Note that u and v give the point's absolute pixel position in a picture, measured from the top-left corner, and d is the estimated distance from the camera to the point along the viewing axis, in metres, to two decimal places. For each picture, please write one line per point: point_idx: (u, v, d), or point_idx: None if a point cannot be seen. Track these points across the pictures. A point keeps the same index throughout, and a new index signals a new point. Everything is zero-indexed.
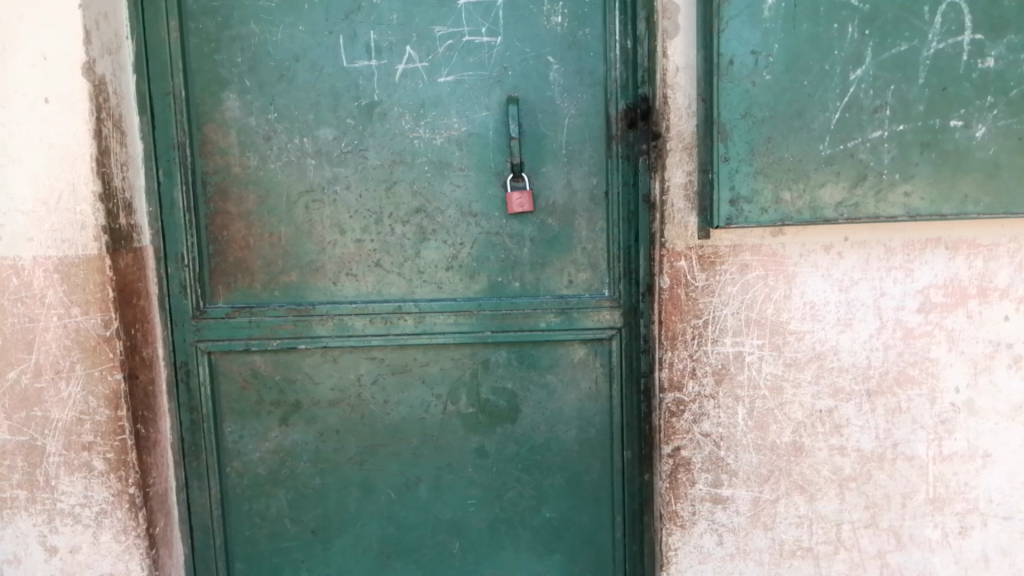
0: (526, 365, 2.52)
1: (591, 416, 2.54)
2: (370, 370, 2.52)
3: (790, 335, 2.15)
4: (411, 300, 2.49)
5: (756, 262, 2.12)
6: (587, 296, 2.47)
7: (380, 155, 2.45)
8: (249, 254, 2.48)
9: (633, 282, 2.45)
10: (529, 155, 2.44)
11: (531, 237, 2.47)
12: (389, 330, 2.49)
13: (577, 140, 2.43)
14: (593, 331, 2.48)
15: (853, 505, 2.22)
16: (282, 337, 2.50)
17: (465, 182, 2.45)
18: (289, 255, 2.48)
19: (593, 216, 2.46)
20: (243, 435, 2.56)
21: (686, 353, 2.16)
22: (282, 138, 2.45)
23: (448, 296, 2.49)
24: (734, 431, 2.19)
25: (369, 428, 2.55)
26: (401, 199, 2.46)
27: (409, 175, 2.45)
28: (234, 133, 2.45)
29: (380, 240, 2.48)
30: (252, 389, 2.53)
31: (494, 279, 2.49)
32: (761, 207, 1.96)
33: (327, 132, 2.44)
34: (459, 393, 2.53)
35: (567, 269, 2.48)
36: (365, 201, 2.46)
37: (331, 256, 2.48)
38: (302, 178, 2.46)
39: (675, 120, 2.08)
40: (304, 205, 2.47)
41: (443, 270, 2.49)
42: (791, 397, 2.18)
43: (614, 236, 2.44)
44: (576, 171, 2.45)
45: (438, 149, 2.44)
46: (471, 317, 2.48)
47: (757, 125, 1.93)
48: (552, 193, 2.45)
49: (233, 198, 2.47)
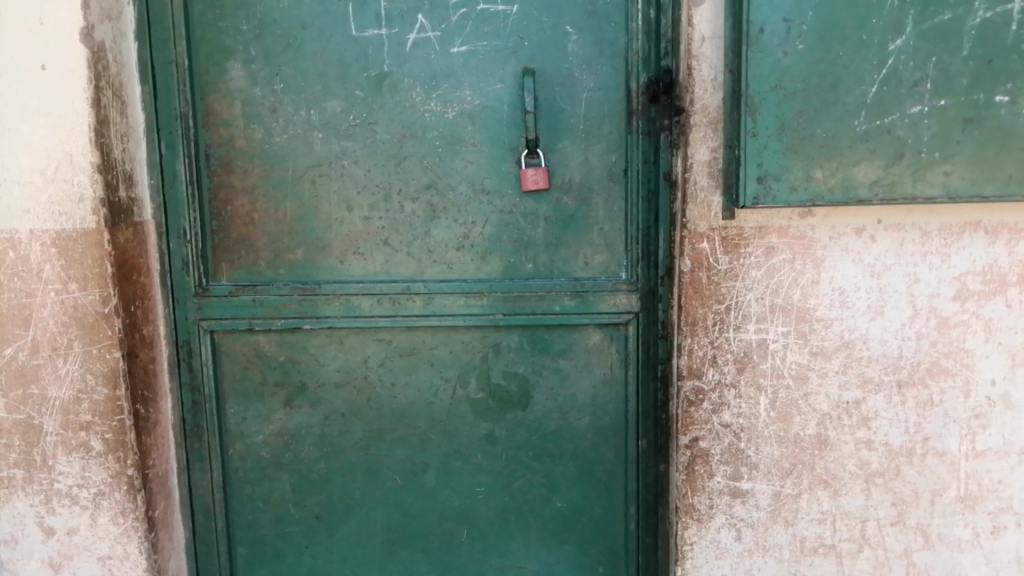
0: (538, 349, 2.42)
1: (605, 403, 2.44)
2: (377, 352, 2.44)
3: (816, 323, 2.04)
4: (420, 280, 2.39)
5: (783, 245, 2.01)
6: (604, 279, 2.37)
7: (389, 129, 2.35)
8: (253, 230, 2.40)
9: (651, 265, 2.34)
10: (546, 130, 2.33)
11: (546, 216, 2.37)
12: (397, 311, 2.40)
13: (595, 115, 2.32)
14: (609, 315, 2.38)
15: (879, 502, 2.12)
16: (286, 317, 2.41)
17: (478, 158, 2.35)
18: (294, 232, 2.39)
19: (611, 195, 2.35)
20: (246, 416, 2.48)
21: (706, 340, 2.06)
22: (289, 110, 2.35)
23: (459, 276, 2.40)
24: (756, 422, 2.09)
25: (376, 412, 2.46)
26: (411, 174, 2.36)
27: (419, 149, 2.35)
28: (238, 104, 2.35)
29: (389, 218, 2.38)
30: (256, 369, 2.45)
31: (507, 260, 2.39)
32: (790, 185, 1.84)
33: (335, 104, 2.35)
34: (468, 377, 2.44)
35: (583, 250, 2.38)
36: (374, 176, 2.37)
37: (338, 233, 2.39)
38: (308, 151, 2.36)
39: (700, 94, 1.97)
40: (310, 179, 2.37)
41: (454, 249, 2.39)
42: (817, 387, 2.07)
43: (633, 216, 2.34)
44: (594, 147, 2.34)
45: (450, 123, 2.34)
46: (482, 299, 2.39)
47: (788, 98, 1.81)
48: (569, 171, 2.35)
49: (237, 171, 2.38)
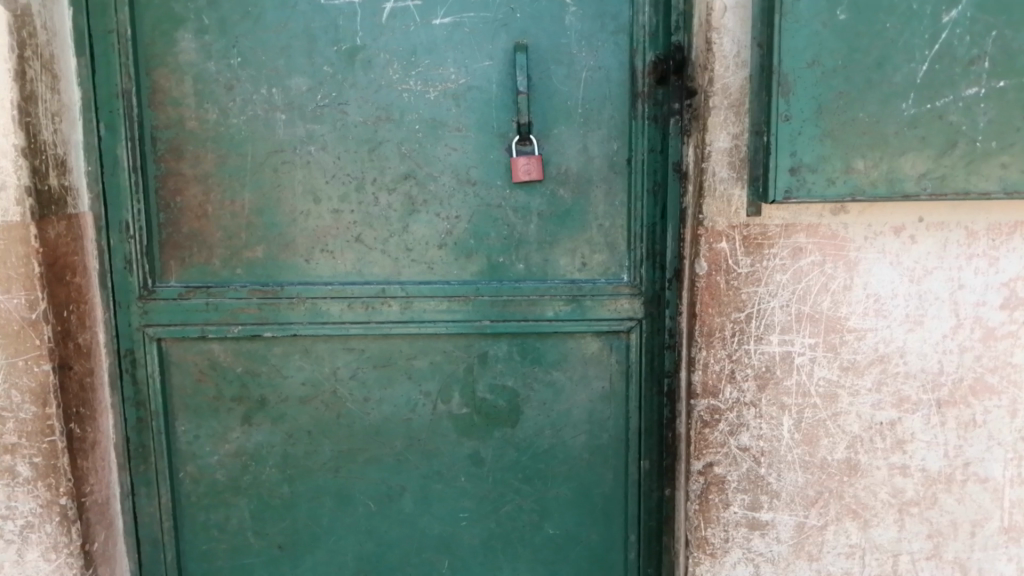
0: (530, 360, 2.16)
1: (604, 419, 2.19)
2: (348, 363, 2.16)
3: (848, 334, 1.80)
4: (396, 282, 2.12)
5: (812, 245, 1.77)
6: (603, 281, 2.11)
7: (362, 110, 2.07)
8: (206, 224, 2.11)
9: (657, 266, 2.09)
10: (540, 114, 2.07)
11: (539, 210, 2.11)
12: (370, 316, 2.13)
13: (596, 97, 2.06)
14: (609, 322, 2.13)
15: (914, 534, 1.89)
16: (244, 323, 2.13)
17: (463, 145, 2.08)
18: (254, 227, 2.11)
19: (612, 188, 2.10)
20: (199, 435, 2.19)
21: (723, 353, 1.81)
22: (247, 88, 2.07)
23: (441, 278, 2.13)
24: (778, 445, 1.85)
25: (346, 430, 2.19)
26: (387, 162, 2.09)
27: (396, 134, 2.08)
28: (189, 81, 2.06)
29: (362, 212, 2.11)
30: (209, 382, 2.17)
31: (494, 259, 2.12)
32: (828, 177, 1.60)
33: (300, 81, 2.06)
34: (451, 391, 2.18)
35: (580, 249, 2.12)
36: (344, 164, 2.09)
37: (303, 229, 2.11)
38: (269, 135, 2.08)
39: (721, 72, 1.72)
40: (272, 166, 2.09)
41: (435, 247, 2.12)
42: (847, 407, 1.84)
43: (638, 211, 2.08)
44: (594, 134, 2.08)
45: (432, 104, 2.07)
46: (467, 303, 2.12)
47: (827, 76, 1.56)
48: (565, 159, 2.09)
49: (187, 158, 2.09)
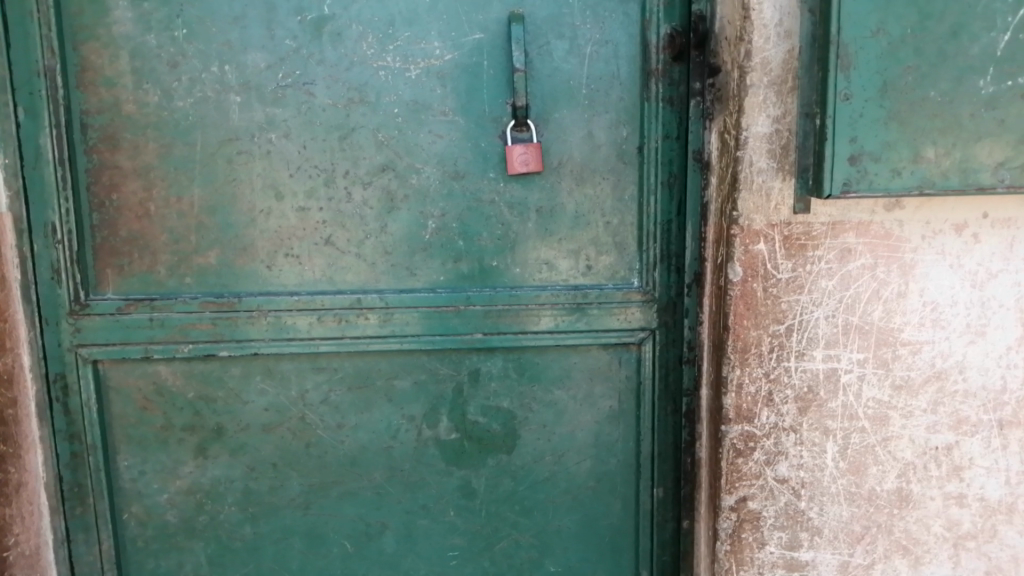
0: (527, 377, 1.89)
1: (611, 443, 1.93)
2: (319, 385, 1.87)
3: (901, 348, 1.57)
4: (374, 291, 1.84)
5: (862, 246, 1.53)
6: (611, 287, 1.85)
7: (332, 91, 1.78)
8: (149, 226, 1.80)
9: (673, 269, 1.84)
10: (538, 96, 1.79)
11: (538, 206, 1.83)
12: (344, 331, 1.84)
13: (602, 76, 1.79)
14: (618, 333, 1.86)
15: (970, 571, 1.66)
16: (195, 341, 1.82)
17: (450, 131, 1.80)
18: (205, 228, 1.81)
19: (621, 180, 1.83)
20: (145, 471, 1.89)
21: (760, 372, 1.57)
22: (195, 65, 1.76)
23: (425, 285, 1.85)
24: (821, 476, 1.61)
25: (318, 461, 1.91)
26: (361, 151, 1.80)
27: (372, 119, 1.79)
28: (125, 56, 1.74)
29: (333, 209, 1.81)
30: (156, 410, 1.87)
31: (487, 263, 1.85)
32: (893, 167, 1.38)
33: (257, 57, 1.76)
34: (438, 414, 1.90)
35: (585, 250, 1.85)
36: (311, 154, 1.80)
37: (264, 230, 1.81)
38: (222, 121, 1.78)
39: (760, 43, 1.46)
40: (226, 157, 1.79)
41: (418, 250, 1.84)
42: (899, 431, 1.60)
43: (651, 207, 1.82)
44: (599, 118, 1.81)
45: (414, 85, 1.79)
46: (456, 314, 1.85)
47: (894, 47, 1.34)
48: (567, 148, 1.81)
49: (124, 148, 1.77)
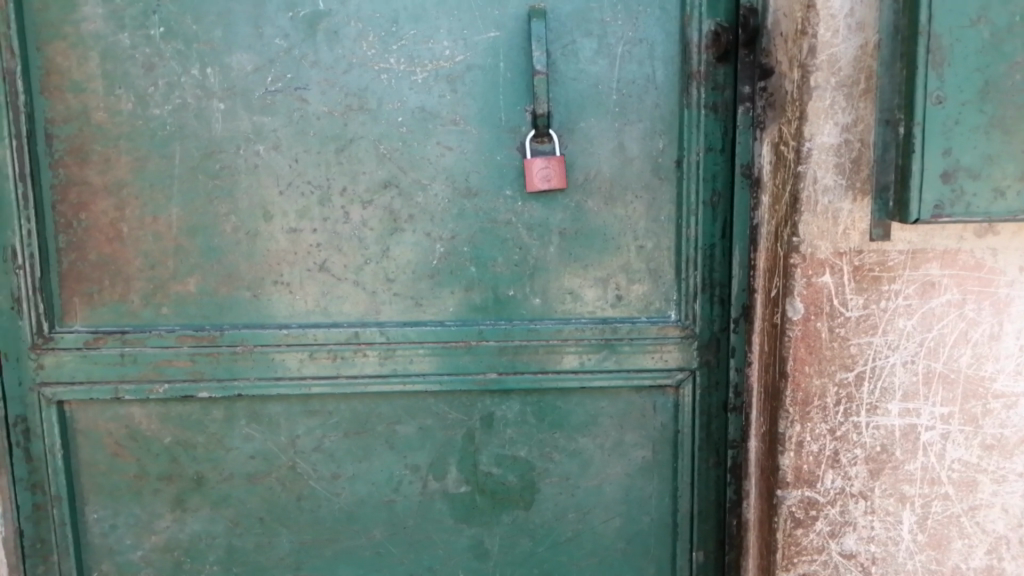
0: (548, 423, 1.66)
1: (643, 499, 1.68)
2: (311, 431, 1.65)
3: (994, 401, 1.32)
4: (373, 322, 1.61)
5: (948, 280, 1.28)
6: (645, 321, 1.61)
7: (327, 97, 1.57)
8: (121, 250, 1.59)
9: (717, 301, 1.60)
10: (561, 102, 1.57)
11: (560, 228, 1.60)
12: (339, 370, 1.61)
13: (635, 79, 1.57)
14: (653, 374, 1.62)
15: None
16: (172, 379, 1.61)
17: (462, 142, 1.58)
18: (183, 252, 1.60)
19: (657, 199, 1.60)
20: (116, 525, 1.68)
21: (824, 428, 1.33)
22: (173, 68, 1.55)
23: (432, 318, 1.62)
24: (896, 551, 1.36)
25: (310, 515, 1.68)
26: (360, 165, 1.58)
27: (372, 129, 1.57)
28: (95, 58, 1.54)
29: (328, 230, 1.59)
30: (129, 457, 1.65)
31: (502, 293, 1.62)
32: (995, 186, 1.15)
33: (243, 58, 1.55)
34: (446, 464, 1.67)
35: (614, 278, 1.62)
36: (303, 168, 1.58)
37: (250, 254, 1.60)
38: (203, 131, 1.57)
39: (827, 37, 1.23)
40: (207, 172, 1.58)
41: (424, 277, 1.61)
42: (989, 499, 1.34)
43: (692, 229, 1.58)
44: (632, 128, 1.58)
45: (421, 89, 1.57)
46: (467, 351, 1.62)
47: (998, 39, 1.12)
48: (594, 162, 1.58)
49: (94, 161, 1.57)
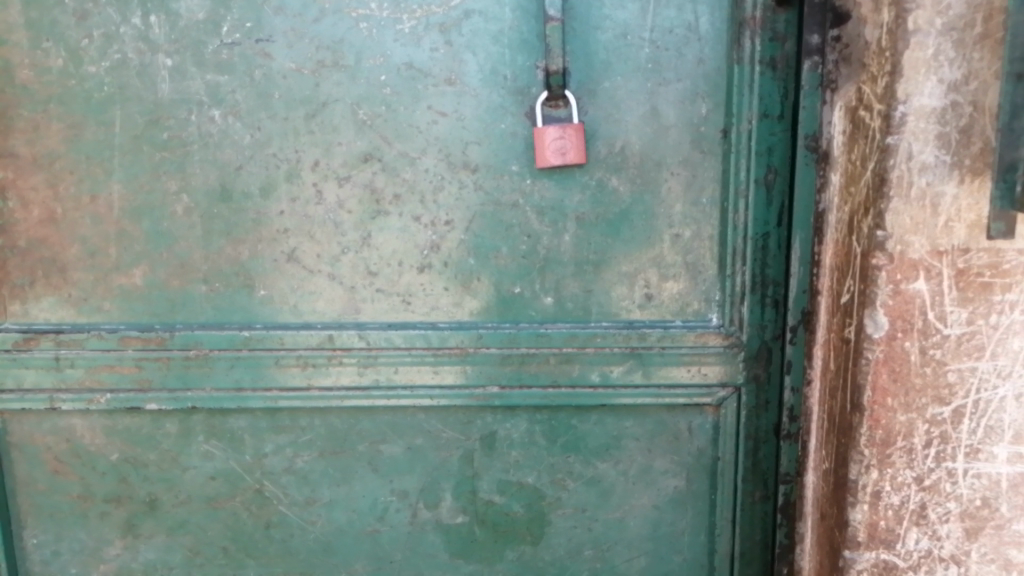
0: (562, 445, 1.38)
1: (674, 535, 1.41)
2: (280, 449, 1.39)
3: None
4: (353, 324, 1.34)
5: None
6: (681, 325, 1.33)
7: (295, 51, 1.29)
8: (55, 234, 1.34)
9: (770, 303, 1.31)
10: (582, 57, 1.27)
11: (578, 213, 1.31)
12: (312, 380, 1.35)
13: (673, 28, 1.26)
14: (690, 389, 1.35)
15: None
16: (117, 387, 1.36)
17: (458, 107, 1.29)
18: (127, 238, 1.34)
19: (697, 177, 1.30)
20: (59, 552, 1.44)
21: (909, 474, 1.05)
22: (110, 15, 1.28)
23: (422, 319, 1.34)
24: None
25: (281, 545, 1.44)
26: (335, 134, 1.30)
27: (350, 90, 1.29)
28: (17, 4, 1.28)
29: (297, 213, 1.32)
30: (71, 475, 1.41)
31: (508, 291, 1.34)
32: None
33: (194, 4, 1.28)
34: (440, 491, 1.41)
35: (644, 273, 1.33)
36: (267, 138, 1.31)
37: (205, 241, 1.33)
38: (148, 93, 1.30)
39: None
40: (154, 143, 1.31)
41: (413, 270, 1.33)
42: None
43: (740, 215, 1.29)
44: (668, 88, 1.28)
45: (409, 41, 1.28)
46: (465, 360, 1.34)
47: None
48: (621, 131, 1.29)
49: (20, 129, 1.31)
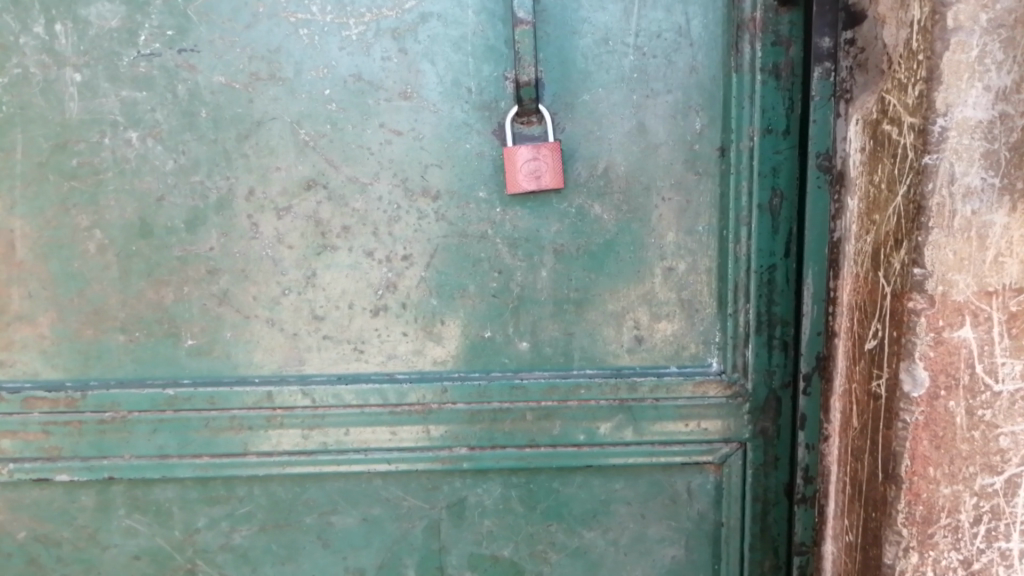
0: (541, 513, 1.20)
1: None
2: (216, 523, 1.20)
3: None
4: (297, 378, 1.16)
5: None
6: (676, 373, 1.16)
7: (225, 62, 1.11)
8: None
9: (778, 346, 1.14)
10: (556, 66, 1.10)
11: (556, 245, 1.14)
12: (250, 444, 1.16)
13: (661, 32, 1.09)
14: (687, 446, 1.17)
15: None
16: (22, 456, 1.17)
17: (415, 124, 1.11)
18: (32, 282, 1.14)
19: (692, 202, 1.13)
20: None
21: (955, 558, 0.87)
22: (7, 23, 1.09)
23: (377, 371, 1.16)
24: None
25: None
26: (273, 158, 1.12)
27: (289, 106, 1.11)
28: None
29: (230, 251, 1.14)
30: None
31: (476, 336, 1.16)
32: None
33: (106, 9, 1.09)
34: (403, 567, 1.22)
35: (633, 313, 1.15)
36: (194, 164, 1.12)
37: (123, 284, 1.14)
38: (53, 113, 1.11)
39: None
40: (61, 170, 1.12)
41: (366, 314, 1.15)
42: None
43: (742, 245, 1.12)
44: (656, 101, 1.11)
45: (356, 49, 1.10)
46: (428, 417, 1.16)
47: None
48: (603, 151, 1.12)
49: None
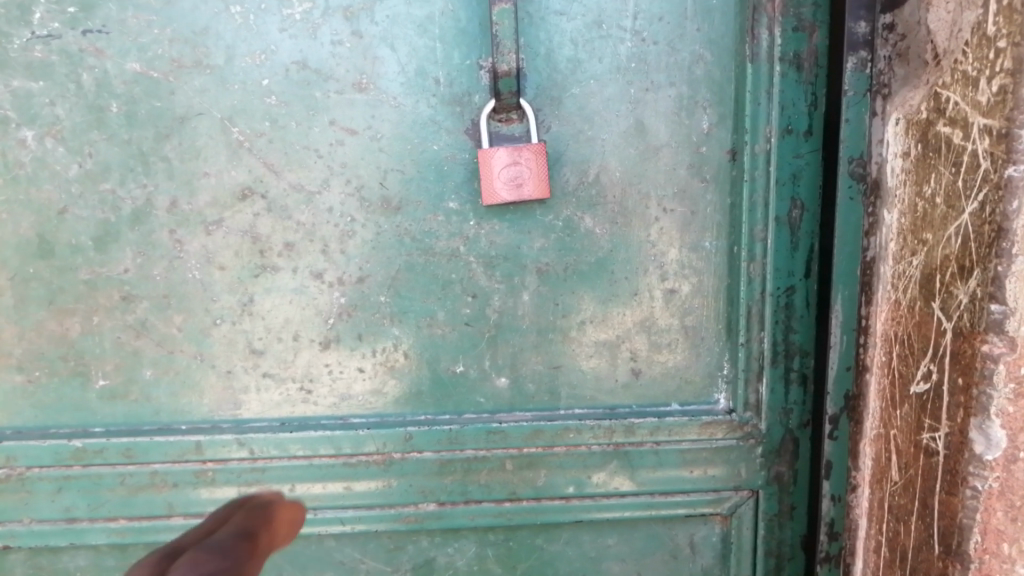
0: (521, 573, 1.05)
1: None
2: None
3: None
4: (231, 426, 0.98)
5: None
6: (680, 413, 1.00)
7: (140, 46, 0.90)
8: None
9: (796, 381, 0.99)
10: (539, 54, 0.92)
11: (540, 264, 0.97)
12: (174, 504, 0.99)
13: (663, 14, 0.93)
14: (691, 497, 1.02)
15: None
16: None
17: (373, 122, 0.93)
18: None
19: (698, 214, 0.97)
20: None
21: None
22: None
23: (329, 415, 0.99)
24: None
25: None
26: (201, 162, 0.93)
27: (219, 100, 0.92)
28: None
29: (150, 273, 0.95)
30: None
31: (446, 371, 0.98)
32: None
33: None
34: None
35: (628, 343, 0.99)
36: (103, 169, 0.92)
37: (19, 314, 0.94)
38: None
39: None
40: None
41: (314, 347, 0.97)
42: None
43: (756, 265, 0.96)
44: (656, 96, 0.94)
45: (300, 31, 0.91)
46: (390, 470, 1.00)
47: None
48: (595, 154, 0.95)
49: None
